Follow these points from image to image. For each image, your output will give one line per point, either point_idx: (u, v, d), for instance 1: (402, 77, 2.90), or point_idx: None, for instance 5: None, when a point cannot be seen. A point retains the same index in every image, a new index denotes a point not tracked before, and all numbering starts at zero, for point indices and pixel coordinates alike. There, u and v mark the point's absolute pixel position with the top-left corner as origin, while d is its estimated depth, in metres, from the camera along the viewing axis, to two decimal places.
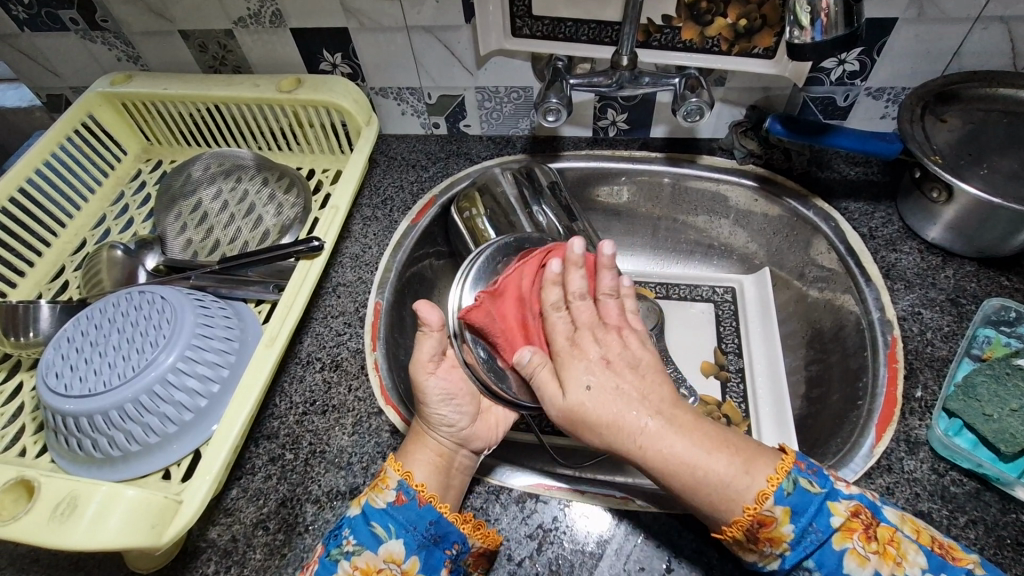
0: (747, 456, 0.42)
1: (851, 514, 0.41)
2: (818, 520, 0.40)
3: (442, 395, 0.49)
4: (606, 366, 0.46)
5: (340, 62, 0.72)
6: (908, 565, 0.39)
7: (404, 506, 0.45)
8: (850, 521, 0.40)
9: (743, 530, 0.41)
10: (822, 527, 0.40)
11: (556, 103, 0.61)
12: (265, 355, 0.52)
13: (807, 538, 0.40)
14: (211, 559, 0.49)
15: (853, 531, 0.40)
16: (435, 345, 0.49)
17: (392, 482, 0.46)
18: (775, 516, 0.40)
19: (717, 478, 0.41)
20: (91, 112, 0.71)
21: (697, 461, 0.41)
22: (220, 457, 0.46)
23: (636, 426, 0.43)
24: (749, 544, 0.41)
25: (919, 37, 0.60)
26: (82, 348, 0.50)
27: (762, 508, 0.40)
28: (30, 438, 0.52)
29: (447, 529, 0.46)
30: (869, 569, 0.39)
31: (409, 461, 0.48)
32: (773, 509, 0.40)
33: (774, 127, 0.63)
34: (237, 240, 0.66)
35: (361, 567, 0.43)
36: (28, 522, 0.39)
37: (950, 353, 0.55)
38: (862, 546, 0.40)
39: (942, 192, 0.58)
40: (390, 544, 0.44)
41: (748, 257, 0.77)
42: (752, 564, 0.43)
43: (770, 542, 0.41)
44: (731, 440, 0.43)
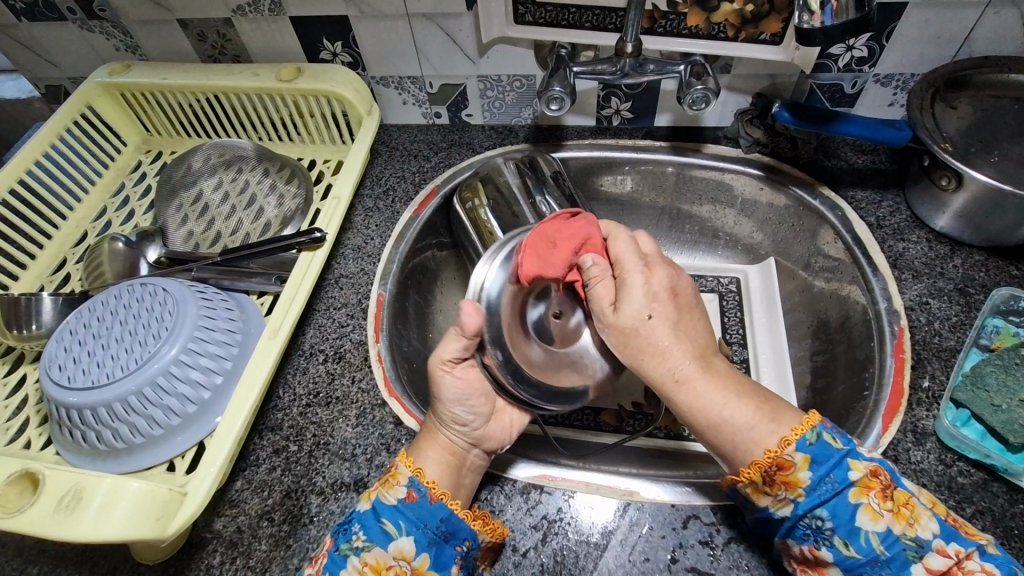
0: (772, 407, 0.44)
1: (870, 473, 0.41)
2: (836, 472, 0.41)
3: (458, 394, 0.49)
4: (665, 292, 0.46)
5: (340, 51, 0.71)
6: (920, 528, 0.40)
7: (415, 503, 0.45)
8: (868, 479, 0.41)
9: (760, 472, 0.42)
10: (840, 480, 0.41)
11: (560, 91, 0.60)
12: (268, 347, 0.52)
13: (823, 488, 0.41)
14: (216, 550, 0.49)
15: (870, 489, 0.41)
16: (459, 347, 0.49)
17: (403, 478, 0.46)
18: (795, 462, 0.41)
19: (741, 435, 0.43)
20: (90, 103, 0.71)
21: (721, 413, 0.44)
22: (224, 449, 0.46)
23: (672, 365, 0.45)
24: (765, 487, 0.42)
25: (929, 22, 0.59)
26: (84, 341, 0.50)
27: (782, 452, 0.41)
28: (34, 430, 0.52)
29: (458, 526, 0.45)
30: (882, 524, 0.40)
31: (421, 459, 0.47)
32: (793, 455, 0.41)
33: (782, 114, 0.62)
34: (238, 232, 0.65)
35: (371, 564, 0.43)
36: (34, 514, 0.40)
37: (957, 343, 0.54)
38: (877, 503, 0.40)
39: (952, 180, 0.57)
40: (401, 542, 0.44)
41: (753, 247, 0.77)
42: (763, 512, 0.43)
43: (786, 486, 0.42)
44: (765, 398, 0.45)
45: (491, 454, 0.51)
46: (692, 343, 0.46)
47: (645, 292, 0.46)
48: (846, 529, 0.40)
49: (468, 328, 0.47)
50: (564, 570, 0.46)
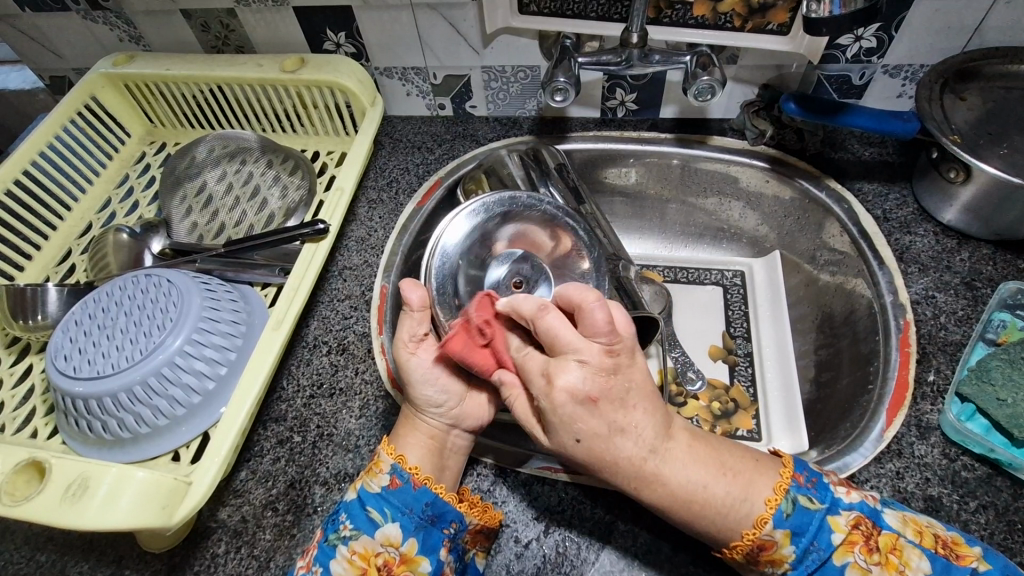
0: (745, 479, 0.42)
1: (851, 528, 0.41)
2: (819, 538, 0.41)
3: (424, 376, 0.48)
4: (593, 402, 0.39)
5: (344, 41, 0.71)
6: (912, 572, 0.40)
7: (399, 489, 0.45)
8: (851, 535, 0.41)
9: (741, 554, 0.41)
10: (822, 544, 0.41)
11: (564, 81, 0.60)
12: (272, 338, 0.52)
13: (808, 557, 0.41)
14: (221, 539, 0.49)
15: (854, 544, 0.41)
16: (415, 324, 0.49)
17: (385, 465, 0.46)
18: (775, 540, 0.41)
19: (716, 506, 0.41)
20: (94, 94, 0.71)
21: (696, 493, 0.41)
22: (229, 439, 0.46)
23: (632, 460, 0.40)
24: (753, 564, 0.43)
25: (939, 12, 0.58)
26: (89, 332, 0.50)
27: (759, 534, 0.41)
28: (41, 420, 0.53)
29: (443, 509, 0.46)
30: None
31: (403, 445, 0.47)
32: (772, 534, 0.41)
33: (789, 106, 0.61)
34: (242, 223, 0.65)
35: (359, 552, 0.43)
36: (41, 502, 0.40)
37: (963, 337, 0.54)
38: (863, 559, 0.41)
39: (960, 173, 0.56)
40: (386, 528, 0.44)
41: (758, 240, 0.76)
42: (759, 575, 0.44)
43: (772, 563, 0.42)
44: (730, 462, 0.43)
45: (473, 432, 0.50)
46: (643, 435, 0.41)
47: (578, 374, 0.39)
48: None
49: (416, 306, 0.48)
50: (566, 561, 0.46)
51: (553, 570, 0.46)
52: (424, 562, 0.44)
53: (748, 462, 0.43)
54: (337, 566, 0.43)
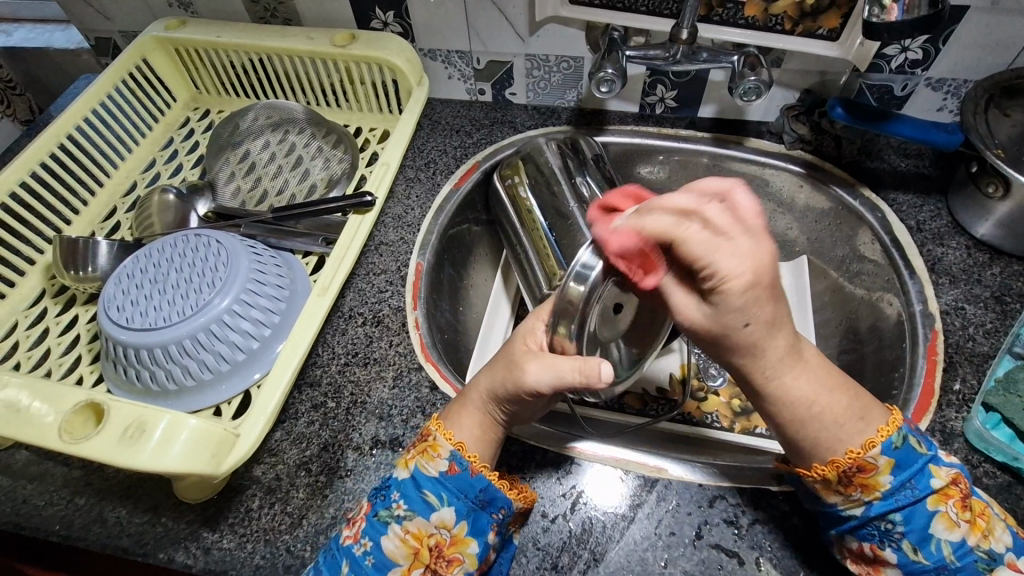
0: (863, 405, 0.42)
1: (951, 481, 0.42)
2: (918, 479, 0.41)
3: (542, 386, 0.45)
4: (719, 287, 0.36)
5: (392, 21, 0.72)
6: (995, 540, 0.41)
7: (456, 475, 0.46)
8: (948, 487, 0.41)
9: (839, 471, 0.42)
10: (920, 487, 0.41)
11: (611, 73, 0.61)
12: (317, 304, 0.54)
13: (904, 492, 0.41)
14: (256, 495, 0.51)
15: (950, 497, 0.41)
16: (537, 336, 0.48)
17: (444, 451, 0.47)
18: (877, 465, 0.41)
19: (831, 416, 0.41)
20: (145, 56, 0.72)
21: (819, 401, 0.41)
22: (274, 398, 0.48)
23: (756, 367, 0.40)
24: (839, 487, 0.42)
25: (987, 27, 0.59)
26: (142, 285, 0.52)
27: (864, 455, 0.41)
28: (86, 368, 0.54)
29: (495, 495, 0.46)
30: (957, 534, 0.41)
31: (461, 431, 0.48)
32: (876, 458, 0.41)
33: (836, 110, 0.62)
34: (284, 192, 0.66)
35: (413, 532, 0.45)
36: (99, 443, 0.41)
37: (991, 349, 0.55)
38: (956, 512, 0.41)
39: (999, 188, 0.57)
40: (441, 511, 0.45)
41: (787, 244, 0.77)
42: (829, 509, 0.44)
43: (863, 488, 0.42)
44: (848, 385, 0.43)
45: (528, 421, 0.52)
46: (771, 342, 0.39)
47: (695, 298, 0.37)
48: (917, 535, 0.41)
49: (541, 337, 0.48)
50: (591, 538, 0.48)
51: (578, 546, 0.47)
52: (472, 544, 0.45)
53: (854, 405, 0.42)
54: (388, 542, 0.44)
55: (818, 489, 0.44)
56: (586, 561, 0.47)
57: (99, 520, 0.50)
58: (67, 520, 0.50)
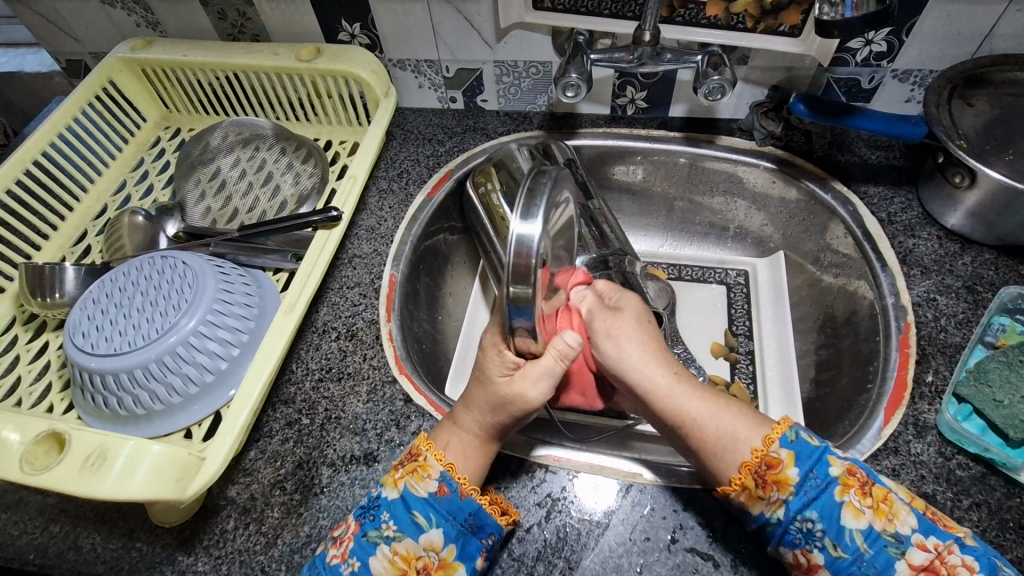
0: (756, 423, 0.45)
1: (847, 471, 0.42)
2: (818, 468, 0.42)
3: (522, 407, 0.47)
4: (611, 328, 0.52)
5: (359, 32, 0.71)
6: (899, 523, 0.41)
7: (446, 497, 0.46)
8: (847, 476, 0.42)
9: (750, 475, 0.43)
10: (821, 475, 0.42)
11: (577, 77, 0.61)
12: (285, 321, 0.53)
13: (809, 483, 0.42)
14: (231, 515, 0.50)
15: (850, 486, 0.42)
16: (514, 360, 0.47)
17: (434, 472, 0.46)
18: (781, 459, 0.43)
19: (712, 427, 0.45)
20: (112, 77, 0.72)
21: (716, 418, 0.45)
22: (241, 417, 0.48)
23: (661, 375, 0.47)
24: (758, 491, 0.43)
25: (949, 18, 0.59)
26: (107, 310, 0.51)
27: (767, 451, 0.43)
28: (57, 395, 0.54)
29: (485, 520, 0.46)
30: (864, 521, 0.41)
31: (453, 452, 0.48)
32: (778, 451, 0.43)
33: (797, 107, 0.62)
34: (255, 209, 0.66)
35: (401, 554, 0.44)
36: (60, 473, 0.41)
37: (963, 339, 0.55)
38: (858, 500, 0.41)
39: (965, 177, 0.57)
40: (430, 533, 0.45)
41: (763, 240, 0.77)
42: (756, 518, 0.43)
43: (778, 486, 0.42)
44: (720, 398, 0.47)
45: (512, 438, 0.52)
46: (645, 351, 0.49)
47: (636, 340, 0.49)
48: (833, 529, 0.41)
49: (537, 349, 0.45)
50: (566, 546, 0.47)
51: (553, 555, 0.47)
52: (460, 569, 0.44)
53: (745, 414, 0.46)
54: (376, 563, 0.43)
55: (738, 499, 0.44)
56: (561, 570, 0.46)
57: (73, 548, 0.50)
58: (41, 549, 0.50)
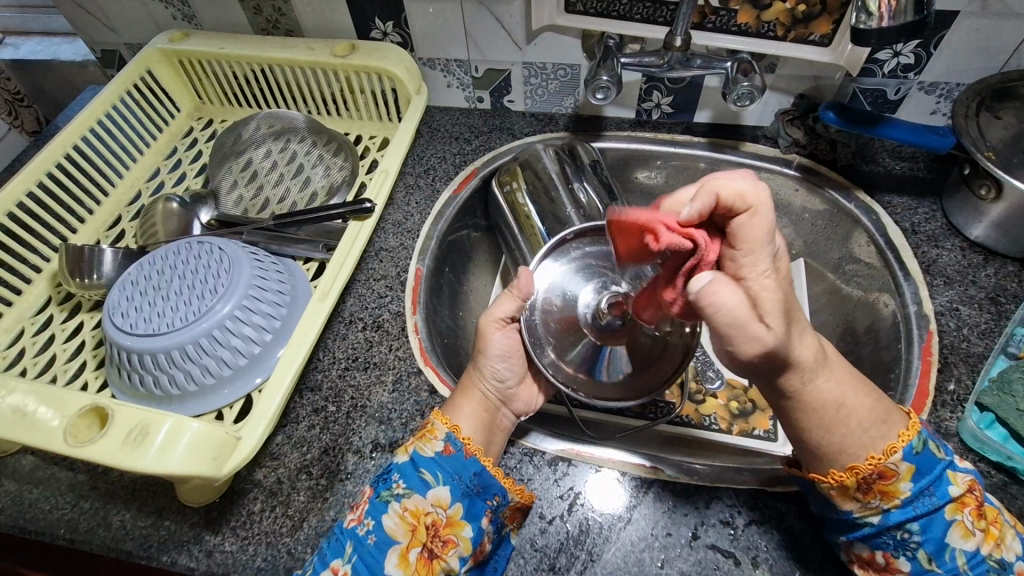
0: (885, 410, 0.43)
1: (967, 489, 0.42)
2: (937, 486, 0.42)
3: (502, 351, 0.52)
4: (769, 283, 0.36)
5: (391, 31, 0.73)
6: (1007, 549, 0.41)
7: (451, 456, 0.47)
8: (966, 496, 0.42)
9: (859, 478, 0.42)
10: (938, 494, 0.42)
11: (607, 80, 0.62)
12: (317, 309, 0.55)
13: (921, 500, 0.42)
14: (258, 498, 0.51)
15: (966, 505, 0.42)
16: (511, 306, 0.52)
17: (440, 433, 0.48)
18: (898, 471, 0.42)
19: (859, 417, 0.42)
20: (150, 67, 0.73)
21: (845, 402, 0.42)
22: (275, 400, 0.49)
23: (806, 353, 0.40)
24: (858, 493, 0.43)
25: (979, 32, 0.60)
26: (145, 292, 0.53)
27: (886, 461, 0.42)
28: (91, 373, 0.56)
29: (489, 481, 0.47)
30: (972, 543, 0.41)
31: (456, 417, 0.50)
32: (898, 464, 0.42)
33: (827, 115, 0.63)
34: (286, 200, 0.67)
35: (411, 510, 0.45)
36: (103, 445, 0.42)
37: (985, 349, 0.55)
38: (971, 521, 0.41)
39: (991, 190, 0.58)
40: (438, 490, 0.46)
41: (783, 247, 0.78)
42: (842, 514, 0.44)
43: (882, 495, 0.42)
44: (875, 392, 0.44)
45: (518, 416, 0.55)
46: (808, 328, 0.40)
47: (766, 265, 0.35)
48: (934, 544, 0.42)
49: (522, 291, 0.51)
50: (588, 539, 0.48)
51: (575, 547, 0.48)
52: (467, 527, 0.46)
53: (874, 408, 0.43)
54: (388, 521, 0.44)
55: (833, 496, 0.44)
56: (583, 562, 0.47)
57: (104, 524, 0.51)
58: (72, 524, 0.51)
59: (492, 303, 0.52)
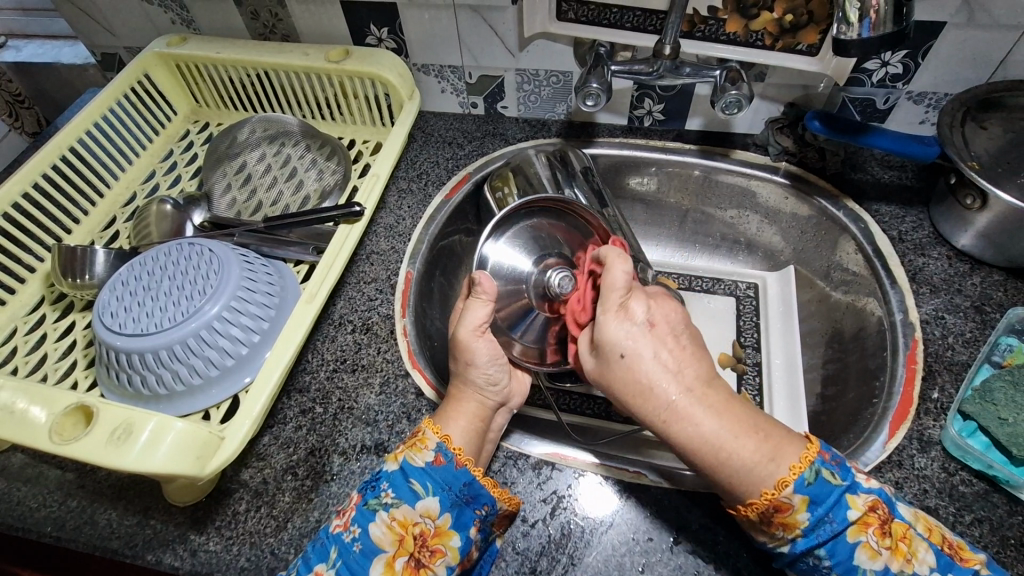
0: (775, 442, 0.42)
1: (868, 509, 0.40)
2: (836, 512, 0.40)
3: (491, 357, 0.52)
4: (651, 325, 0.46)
5: (386, 37, 0.74)
6: (918, 563, 0.40)
7: (441, 466, 0.47)
8: (866, 516, 0.40)
9: (756, 513, 0.41)
10: (839, 519, 0.40)
11: (597, 87, 0.62)
12: (305, 310, 0.55)
13: (822, 528, 0.40)
14: (243, 498, 0.52)
15: (868, 525, 0.40)
16: (484, 311, 0.52)
17: (431, 443, 0.48)
18: (792, 503, 0.40)
19: (745, 460, 0.41)
20: (147, 71, 0.74)
21: (724, 441, 0.42)
22: (260, 401, 0.50)
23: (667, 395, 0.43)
24: (763, 526, 0.42)
25: (966, 43, 0.60)
26: (135, 293, 0.53)
27: (779, 495, 0.40)
28: (81, 372, 0.56)
29: (479, 491, 0.47)
30: (880, 562, 0.40)
31: (447, 426, 0.49)
32: (791, 497, 0.40)
33: (812, 123, 0.64)
34: (279, 202, 0.68)
35: (399, 520, 0.44)
36: (87, 443, 0.43)
37: (970, 357, 0.55)
38: (876, 540, 0.40)
39: (976, 200, 0.58)
40: (427, 501, 0.45)
41: (774, 254, 0.78)
42: (761, 544, 0.44)
43: (784, 527, 0.41)
44: (760, 425, 0.43)
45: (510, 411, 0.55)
46: (682, 373, 0.44)
47: (644, 304, 0.46)
48: (843, 567, 0.40)
49: (487, 292, 0.51)
50: (570, 542, 0.48)
51: (557, 550, 0.48)
52: (455, 537, 0.45)
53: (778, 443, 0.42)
54: (376, 529, 0.44)
55: (747, 527, 0.44)
56: (564, 566, 0.47)
57: (90, 522, 0.51)
58: (58, 522, 0.52)
59: (464, 315, 0.52)
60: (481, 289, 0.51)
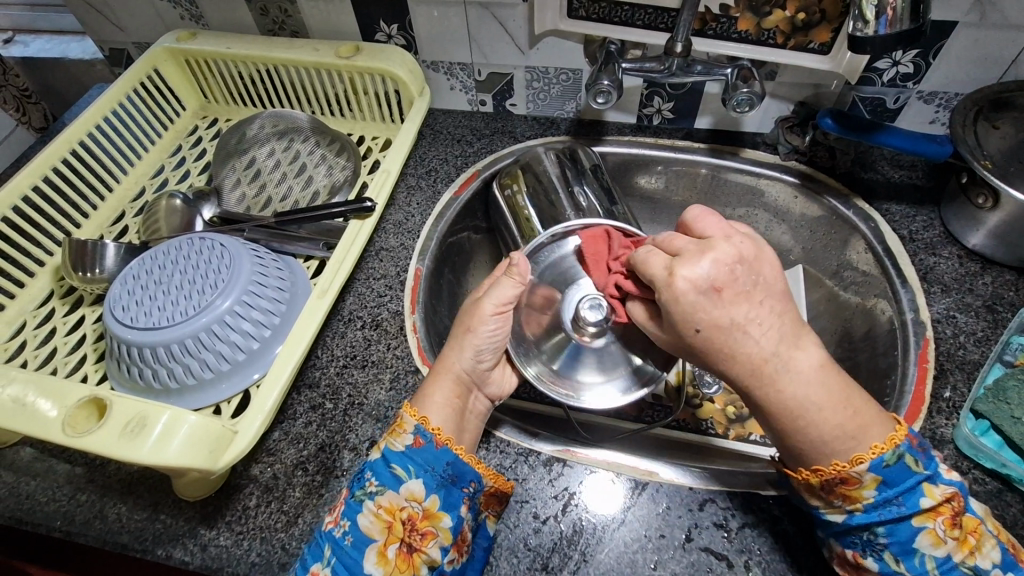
0: (862, 420, 0.40)
1: (944, 499, 0.40)
2: (907, 496, 0.40)
3: (491, 335, 0.51)
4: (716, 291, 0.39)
5: (396, 33, 0.74)
6: (982, 557, 0.39)
7: (422, 448, 0.46)
8: (940, 506, 0.40)
9: (820, 479, 0.41)
10: (908, 504, 0.40)
11: (608, 85, 0.62)
12: (316, 306, 0.55)
13: (887, 507, 0.40)
14: (253, 493, 0.52)
15: (939, 514, 0.40)
16: (510, 289, 0.51)
17: (409, 426, 0.47)
18: (862, 479, 0.40)
19: (820, 432, 0.40)
20: (157, 66, 0.74)
21: (800, 413, 0.40)
22: (272, 395, 0.50)
23: (755, 357, 0.40)
24: (822, 493, 0.42)
25: (978, 43, 0.60)
26: (146, 286, 0.53)
27: (851, 468, 0.40)
28: (91, 366, 0.56)
29: (463, 469, 0.47)
30: (942, 551, 0.39)
31: (425, 407, 0.48)
32: (862, 473, 0.40)
33: (825, 121, 0.63)
34: (288, 198, 0.68)
35: (385, 507, 0.44)
36: (101, 437, 0.43)
37: (981, 357, 0.55)
38: (943, 529, 0.40)
39: (988, 199, 0.58)
40: (411, 484, 0.45)
41: (782, 253, 0.78)
42: (812, 509, 0.43)
43: (845, 498, 0.41)
44: (851, 398, 0.41)
45: (490, 399, 0.54)
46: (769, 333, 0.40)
47: (704, 265, 0.40)
48: (900, 547, 0.40)
49: (521, 273, 0.51)
50: (581, 539, 0.48)
51: (569, 547, 0.48)
52: (445, 518, 0.45)
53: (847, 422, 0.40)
54: (363, 519, 0.44)
55: (802, 490, 0.43)
56: (576, 562, 0.47)
57: (100, 517, 0.51)
58: (68, 516, 0.51)
59: (491, 289, 0.51)
60: (518, 268, 0.51)
